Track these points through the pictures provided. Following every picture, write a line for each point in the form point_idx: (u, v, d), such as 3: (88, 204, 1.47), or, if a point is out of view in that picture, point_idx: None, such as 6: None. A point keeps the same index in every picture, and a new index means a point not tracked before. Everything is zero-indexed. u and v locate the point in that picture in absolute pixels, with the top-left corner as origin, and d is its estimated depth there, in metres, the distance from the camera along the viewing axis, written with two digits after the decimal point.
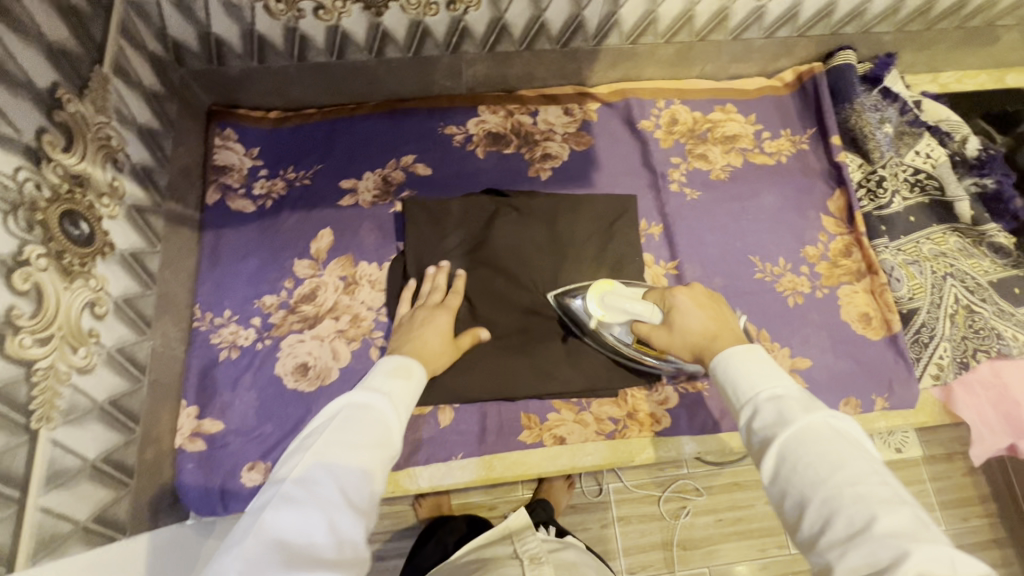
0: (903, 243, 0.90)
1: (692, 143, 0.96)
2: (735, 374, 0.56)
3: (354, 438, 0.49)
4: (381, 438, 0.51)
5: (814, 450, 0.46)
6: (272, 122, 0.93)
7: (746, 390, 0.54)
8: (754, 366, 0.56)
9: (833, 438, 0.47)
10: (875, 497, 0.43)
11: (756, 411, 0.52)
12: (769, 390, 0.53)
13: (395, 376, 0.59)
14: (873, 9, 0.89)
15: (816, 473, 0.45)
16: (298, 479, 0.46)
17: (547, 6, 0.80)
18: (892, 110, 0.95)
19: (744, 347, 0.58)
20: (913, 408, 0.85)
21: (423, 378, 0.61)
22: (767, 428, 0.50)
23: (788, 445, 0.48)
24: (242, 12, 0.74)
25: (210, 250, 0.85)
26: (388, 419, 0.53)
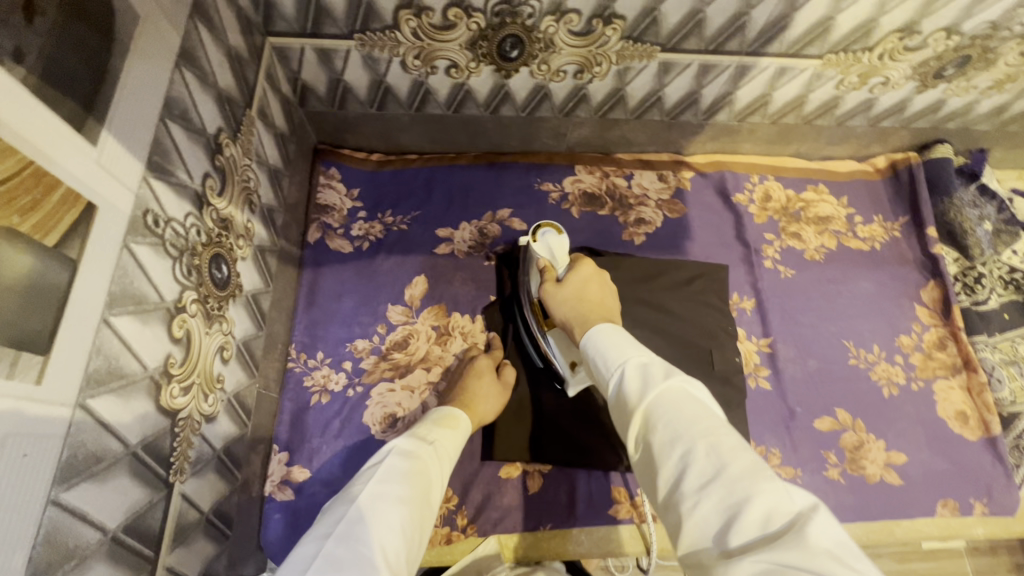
0: (999, 341, 0.89)
1: (785, 221, 0.97)
2: (602, 346, 0.56)
3: (402, 491, 0.50)
4: (424, 498, 0.53)
5: (665, 417, 0.46)
6: (375, 165, 0.94)
7: (611, 363, 0.54)
8: (615, 343, 0.56)
9: (685, 396, 0.47)
10: (719, 442, 0.42)
11: (621, 375, 0.52)
12: (633, 359, 0.53)
13: (444, 425, 0.63)
14: (979, 109, 0.90)
15: (672, 429, 0.45)
16: (343, 531, 0.45)
17: (669, 83, 0.81)
18: (990, 208, 0.95)
19: (603, 324, 0.59)
20: (1014, 517, 0.81)
21: (468, 425, 0.67)
22: (633, 394, 0.50)
23: (650, 407, 0.47)
24: (379, 65, 0.75)
25: (308, 288, 0.85)
26: (432, 471, 0.55)
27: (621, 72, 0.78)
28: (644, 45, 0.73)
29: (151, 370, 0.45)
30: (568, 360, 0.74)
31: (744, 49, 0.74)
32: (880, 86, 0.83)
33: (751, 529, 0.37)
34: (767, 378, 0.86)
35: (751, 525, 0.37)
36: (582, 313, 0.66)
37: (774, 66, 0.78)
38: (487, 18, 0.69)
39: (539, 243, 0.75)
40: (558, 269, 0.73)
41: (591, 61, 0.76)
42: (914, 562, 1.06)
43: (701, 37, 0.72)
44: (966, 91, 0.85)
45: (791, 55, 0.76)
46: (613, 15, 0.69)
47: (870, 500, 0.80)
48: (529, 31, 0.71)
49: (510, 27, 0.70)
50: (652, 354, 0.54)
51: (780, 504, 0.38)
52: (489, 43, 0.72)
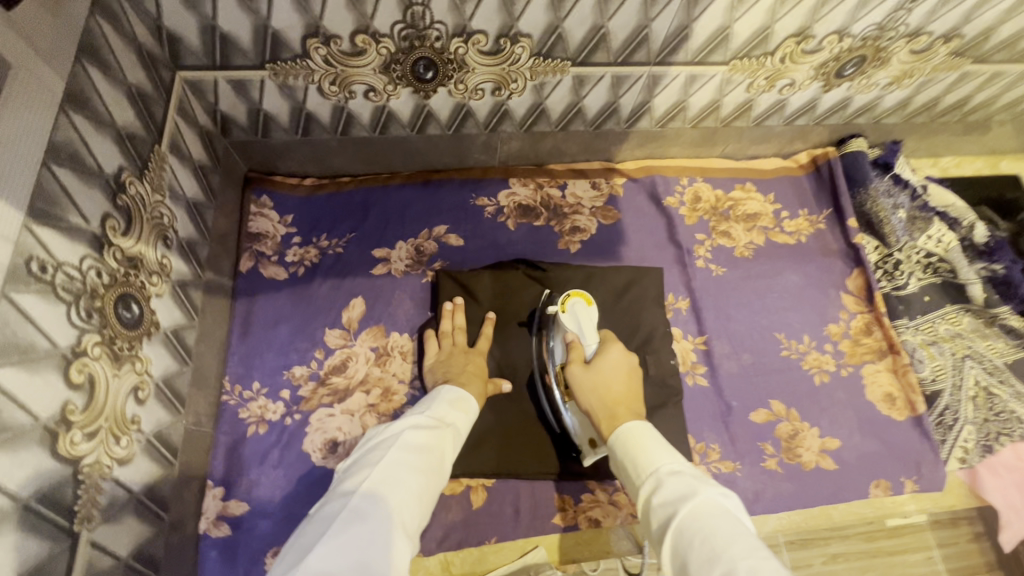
0: (921, 323, 0.93)
1: (715, 220, 1.00)
2: (635, 446, 0.60)
3: (418, 462, 0.58)
4: (435, 471, 0.60)
5: (699, 534, 0.48)
6: (307, 189, 0.94)
7: (645, 469, 0.58)
8: (648, 446, 0.60)
9: (722, 514, 0.49)
10: (762, 570, 0.44)
11: (656, 484, 0.55)
12: (667, 467, 0.57)
13: (456, 409, 0.69)
14: (884, 104, 0.95)
15: (710, 547, 0.47)
16: (367, 492, 0.53)
17: (587, 94, 0.83)
18: (904, 197, 1.00)
19: (633, 423, 0.63)
20: (942, 491, 0.85)
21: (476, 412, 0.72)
22: (667, 504, 0.53)
23: (685, 522, 0.50)
24: (296, 92, 0.76)
25: (241, 318, 0.84)
26: (442, 449, 0.62)
27: (537, 87, 0.80)
28: (555, 61, 0.75)
29: (44, 420, 0.44)
30: (588, 437, 0.75)
31: (652, 59, 0.77)
32: (788, 88, 0.87)
33: None
34: (704, 376, 0.88)
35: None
36: (605, 409, 0.67)
37: (684, 74, 0.81)
38: (396, 43, 0.69)
39: (569, 315, 0.77)
40: (587, 346, 0.75)
41: (506, 78, 0.78)
42: None
43: (608, 51, 0.74)
44: (869, 88, 0.89)
45: (697, 63, 0.79)
46: (519, 34, 0.70)
47: (807, 487, 0.83)
48: (439, 54, 0.72)
49: (420, 50, 0.71)
50: (687, 465, 0.57)
51: None
52: (403, 66, 0.73)
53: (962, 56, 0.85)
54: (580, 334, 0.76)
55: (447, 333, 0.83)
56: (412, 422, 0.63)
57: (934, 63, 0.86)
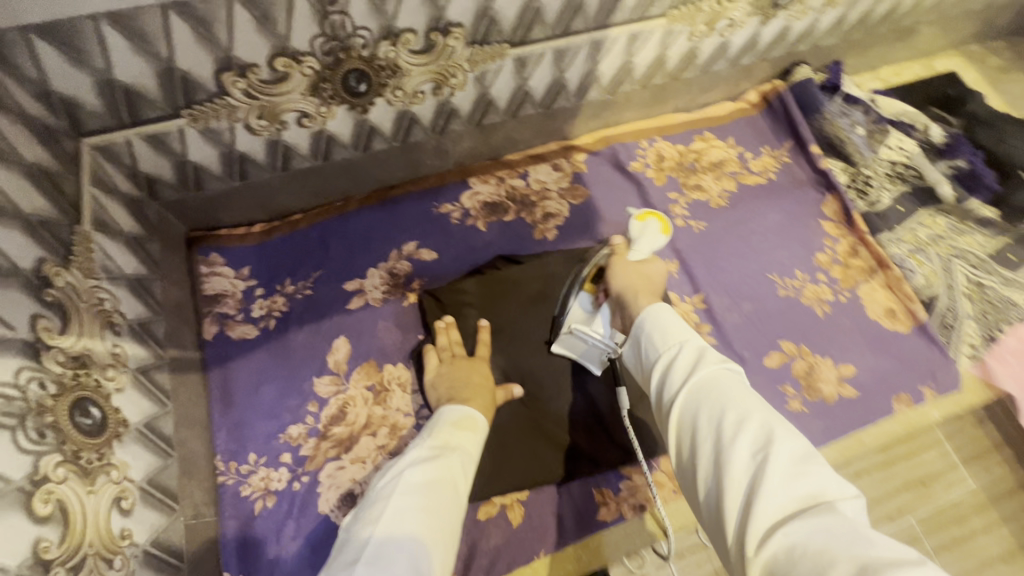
0: (902, 233, 0.94)
1: (683, 176, 0.97)
2: (657, 321, 0.57)
3: (426, 502, 0.51)
4: (452, 506, 0.53)
5: (716, 391, 0.48)
6: (259, 236, 0.87)
7: (667, 341, 0.55)
8: (668, 320, 0.57)
9: (736, 379, 0.49)
10: (772, 422, 0.45)
11: (676, 352, 0.53)
12: (683, 340, 0.54)
13: (462, 429, 0.62)
14: (821, 27, 0.94)
15: (723, 405, 0.46)
16: (372, 557, 0.46)
17: (531, 75, 0.79)
18: (859, 112, 0.98)
19: (657, 305, 0.60)
20: (958, 391, 0.86)
21: (487, 426, 0.65)
22: (682, 371, 0.51)
23: (705, 382, 0.49)
24: (222, 135, 0.69)
25: (219, 389, 0.76)
26: (454, 478, 0.55)
27: (479, 77, 0.75)
28: (493, 46, 0.71)
29: (14, 569, 0.38)
30: (580, 322, 0.73)
31: (590, 25, 0.74)
32: (728, 28, 0.85)
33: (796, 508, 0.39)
34: (710, 334, 0.86)
35: (793, 501, 0.40)
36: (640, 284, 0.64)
37: (624, 35, 0.78)
38: (320, 60, 0.63)
39: (642, 225, 0.68)
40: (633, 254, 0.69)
41: (445, 74, 0.73)
42: None
43: (545, 25, 0.71)
44: (804, 13, 0.89)
45: (636, 20, 0.76)
46: (449, 25, 0.65)
47: (835, 419, 0.82)
48: (369, 62, 0.66)
49: (348, 63, 0.65)
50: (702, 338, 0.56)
51: (826, 490, 0.41)
52: (333, 83, 0.67)
53: None
54: (636, 243, 0.68)
55: (442, 347, 0.78)
56: (412, 459, 0.56)
57: None
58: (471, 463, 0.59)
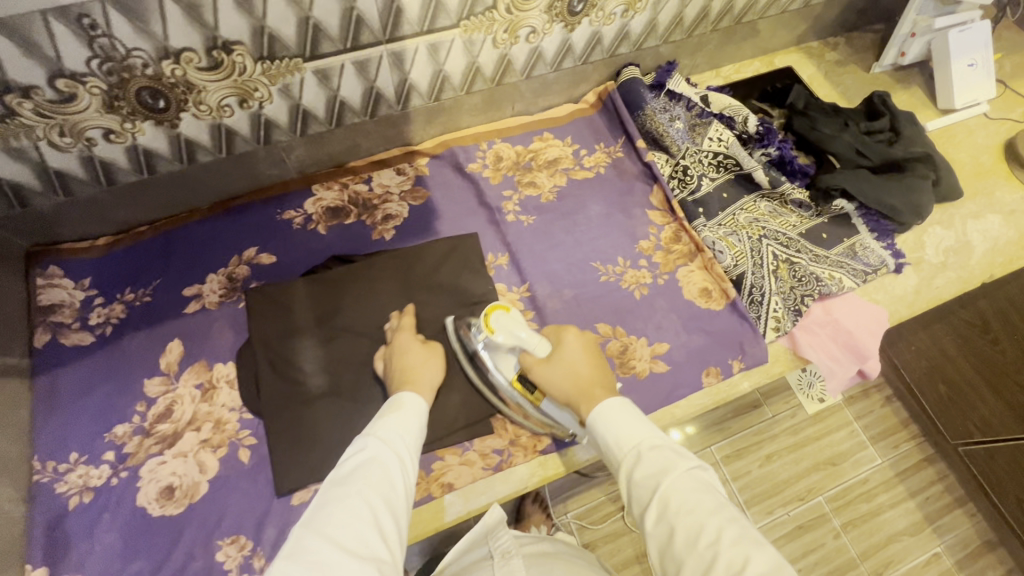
0: (721, 218, 1.00)
1: (519, 174, 1.03)
2: (617, 428, 0.63)
3: (351, 490, 0.56)
4: (382, 487, 0.58)
5: (683, 500, 0.54)
6: (103, 248, 0.91)
7: (626, 446, 0.61)
8: (625, 423, 0.63)
9: (700, 486, 0.55)
10: (741, 538, 0.49)
11: (637, 461, 0.59)
12: (645, 443, 0.61)
13: (385, 419, 0.67)
14: (634, 31, 1.01)
15: (692, 518, 0.52)
16: (297, 540, 0.52)
17: (339, 86, 0.85)
18: (680, 108, 1.06)
19: (610, 402, 0.66)
20: (767, 363, 0.92)
21: (417, 403, 0.70)
22: (646, 479, 0.57)
23: (670, 494, 0.54)
24: (28, 152, 0.74)
25: (47, 394, 0.80)
26: (378, 459, 0.60)
27: (284, 90, 0.81)
28: (284, 61, 0.77)
29: None
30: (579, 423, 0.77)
31: (380, 38, 0.80)
32: (532, 35, 0.92)
33: None
34: (532, 320, 0.91)
35: None
36: (576, 392, 0.70)
37: (422, 45, 0.84)
38: (104, 79, 0.69)
39: (497, 332, 0.75)
40: (535, 347, 0.74)
41: (246, 89, 0.79)
42: (804, 429, 1.35)
43: (331, 39, 0.77)
44: (609, 19, 0.96)
45: (428, 31, 0.82)
46: (228, 42, 0.71)
47: (645, 394, 0.87)
48: (158, 80, 0.72)
49: (136, 81, 0.71)
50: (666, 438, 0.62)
51: None
52: (127, 100, 0.72)
53: None
54: (519, 341, 0.74)
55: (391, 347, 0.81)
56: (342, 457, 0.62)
57: None
58: (409, 445, 0.64)
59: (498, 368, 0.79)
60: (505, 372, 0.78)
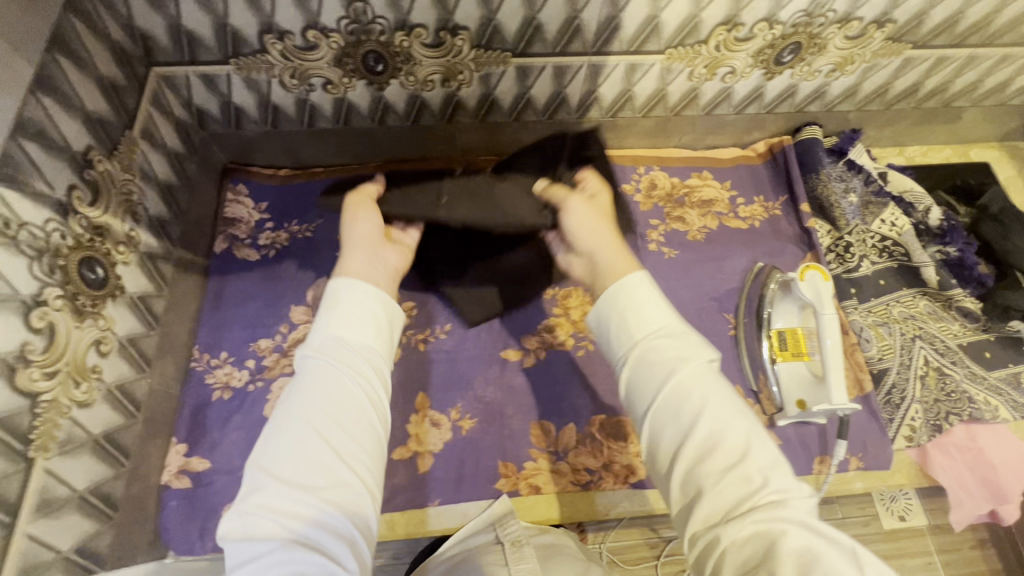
0: (873, 305, 0.94)
1: (670, 207, 1.02)
2: (634, 304, 0.51)
3: (303, 405, 0.44)
4: (330, 399, 0.45)
5: (680, 372, 0.46)
6: (282, 178, 1.00)
7: (636, 329, 0.50)
8: (640, 301, 0.51)
9: (709, 376, 0.46)
10: (717, 409, 0.44)
11: (647, 342, 0.49)
12: (652, 331, 0.49)
13: (331, 309, 0.52)
14: (833, 92, 0.97)
15: (683, 385, 0.45)
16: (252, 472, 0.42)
17: (533, 85, 0.88)
18: (858, 181, 1.01)
19: (626, 279, 0.53)
20: (888, 471, 0.85)
21: (358, 295, 0.53)
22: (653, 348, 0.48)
23: (678, 384, 0.45)
24: (261, 85, 0.83)
25: (213, 294, 0.90)
26: (334, 368, 0.47)
27: (484, 78, 0.86)
28: (496, 53, 0.81)
29: (3, 354, 0.51)
30: (796, 398, 0.82)
31: (588, 49, 0.82)
32: (729, 76, 0.90)
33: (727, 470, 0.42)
34: None
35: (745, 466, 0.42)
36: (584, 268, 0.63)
37: (623, 63, 0.85)
38: (344, 37, 0.76)
39: (807, 285, 0.80)
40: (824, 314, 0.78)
41: (453, 70, 0.84)
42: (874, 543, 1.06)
43: (544, 41, 0.80)
44: (812, 75, 0.92)
45: (633, 52, 0.83)
46: (457, 27, 0.76)
47: None
48: (386, 47, 0.78)
49: (368, 44, 0.77)
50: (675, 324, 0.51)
51: (781, 483, 0.41)
52: (355, 59, 0.79)
53: (901, 42, 0.87)
54: (817, 303, 0.79)
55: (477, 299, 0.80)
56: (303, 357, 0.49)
57: (873, 49, 0.88)
58: (373, 350, 0.50)
59: (771, 314, 0.88)
60: (773, 320, 0.87)
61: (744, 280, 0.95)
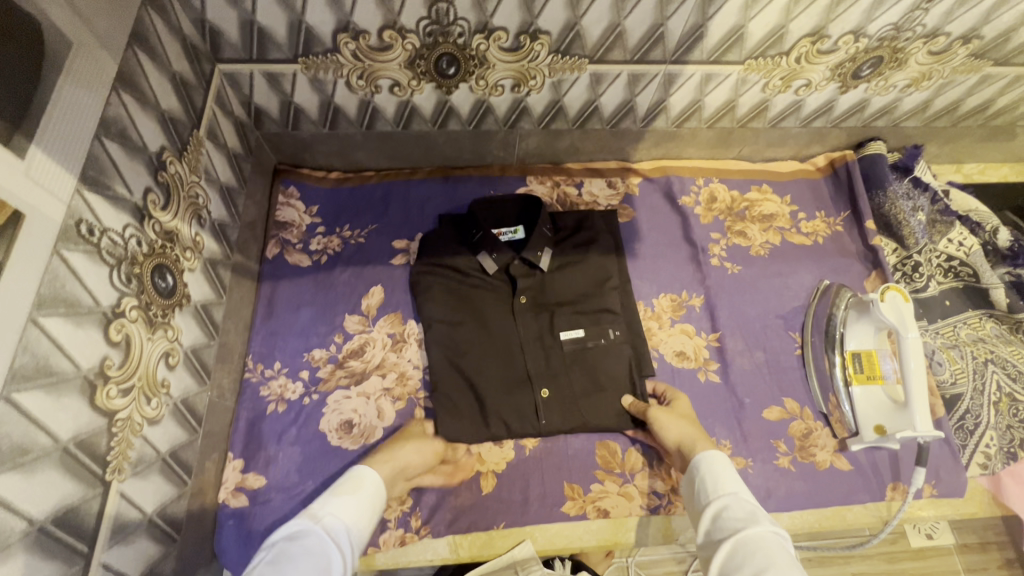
0: (940, 327, 0.92)
1: (731, 221, 1.00)
2: (716, 469, 0.63)
3: (294, 558, 0.52)
4: (318, 567, 0.53)
5: (755, 538, 0.54)
6: (333, 182, 0.97)
7: (721, 488, 0.61)
8: (727, 474, 0.63)
9: (780, 544, 0.53)
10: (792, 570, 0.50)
11: (727, 505, 0.59)
12: (738, 502, 0.59)
13: (339, 493, 0.62)
14: (903, 107, 0.95)
15: (756, 544, 0.53)
16: None
17: (604, 92, 0.85)
18: (925, 199, 0.99)
19: (713, 451, 0.67)
20: (961, 498, 0.82)
21: (375, 490, 0.65)
22: (738, 518, 0.56)
23: (749, 539, 0.54)
24: (325, 86, 0.79)
25: (266, 301, 0.87)
26: (322, 539, 0.56)
27: (556, 84, 0.83)
28: (573, 59, 0.78)
29: (85, 370, 0.47)
30: (874, 422, 0.80)
31: (668, 58, 0.79)
32: (804, 88, 0.88)
33: None
34: (715, 373, 0.87)
35: None
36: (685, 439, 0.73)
37: (699, 73, 0.83)
38: (420, 39, 0.73)
39: (888, 306, 0.79)
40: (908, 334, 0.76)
41: (525, 75, 0.81)
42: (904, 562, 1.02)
43: (624, 48, 0.77)
44: (887, 90, 0.90)
45: (712, 62, 0.80)
46: (538, 31, 0.73)
47: (821, 487, 0.81)
48: (462, 50, 0.75)
49: (443, 46, 0.74)
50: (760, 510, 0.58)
51: None
52: (427, 61, 0.76)
53: (982, 59, 0.85)
54: (901, 324, 0.78)
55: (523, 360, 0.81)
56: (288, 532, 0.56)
57: (953, 65, 0.86)
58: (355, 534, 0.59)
59: (842, 336, 0.88)
60: (844, 342, 0.87)
61: (813, 299, 0.93)
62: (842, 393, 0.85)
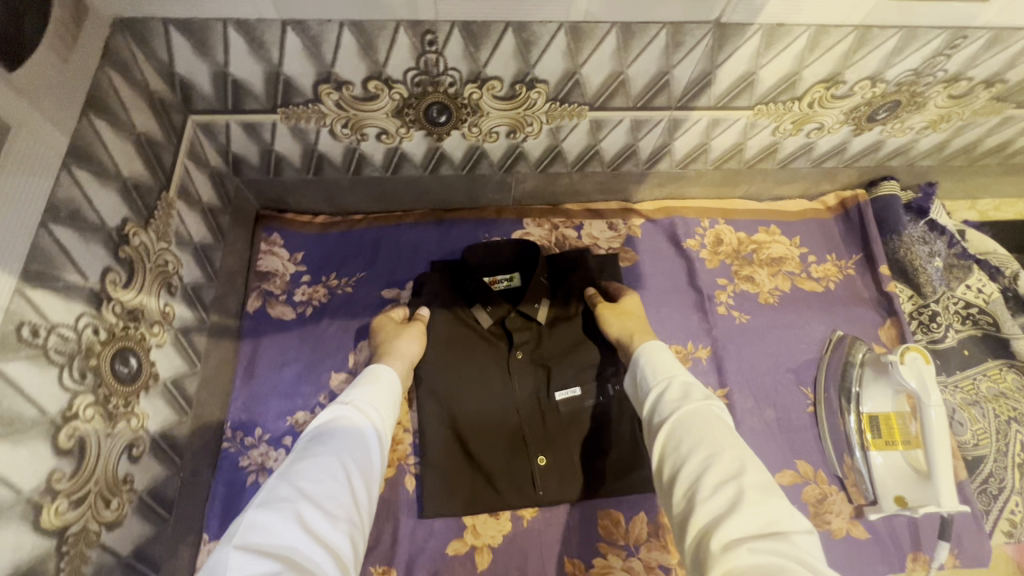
0: (959, 379, 0.87)
1: (738, 265, 0.95)
2: (659, 359, 0.65)
3: (331, 448, 0.56)
4: (358, 451, 0.57)
5: (696, 424, 0.55)
6: (318, 227, 0.92)
7: (660, 375, 0.63)
8: (665, 358, 0.65)
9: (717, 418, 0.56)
10: (743, 460, 0.51)
11: (666, 387, 0.61)
12: (677, 380, 0.61)
13: (362, 384, 0.65)
14: (920, 147, 0.90)
15: (702, 430, 0.54)
16: (266, 497, 0.50)
17: (604, 137, 0.80)
18: (941, 243, 0.94)
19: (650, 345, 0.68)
20: (987, 567, 0.77)
21: (393, 380, 0.68)
22: (675, 401, 0.59)
23: (687, 417, 0.56)
24: (308, 134, 0.74)
25: (247, 360, 0.82)
26: (359, 426, 0.59)
27: (554, 130, 0.78)
28: (572, 106, 0.73)
29: (27, 493, 0.42)
30: (895, 493, 0.76)
31: (673, 104, 0.74)
32: (816, 131, 0.83)
33: (746, 510, 0.47)
34: None
35: (757, 521, 0.46)
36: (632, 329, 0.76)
37: (706, 118, 0.78)
38: (409, 88, 0.68)
39: (909, 368, 0.75)
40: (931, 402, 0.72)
41: (522, 122, 0.76)
42: None
43: (627, 96, 0.72)
44: (903, 132, 0.85)
45: (720, 108, 0.76)
46: (535, 80, 0.68)
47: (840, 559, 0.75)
48: (454, 99, 0.70)
49: (433, 95, 0.69)
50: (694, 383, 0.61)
51: (786, 518, 0.47)
52: (416, 110, 0.71)
53: (1003, 101, 0.81)
54: (922, 387, 0.73)
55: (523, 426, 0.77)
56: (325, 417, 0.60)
57: (973, 108, 0.81)
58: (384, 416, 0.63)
59: (859, 394, 0.84)
60: (860, 402, 0.83)
61: (827, 348, 0.89)
62: (858, 458, 0.81)
